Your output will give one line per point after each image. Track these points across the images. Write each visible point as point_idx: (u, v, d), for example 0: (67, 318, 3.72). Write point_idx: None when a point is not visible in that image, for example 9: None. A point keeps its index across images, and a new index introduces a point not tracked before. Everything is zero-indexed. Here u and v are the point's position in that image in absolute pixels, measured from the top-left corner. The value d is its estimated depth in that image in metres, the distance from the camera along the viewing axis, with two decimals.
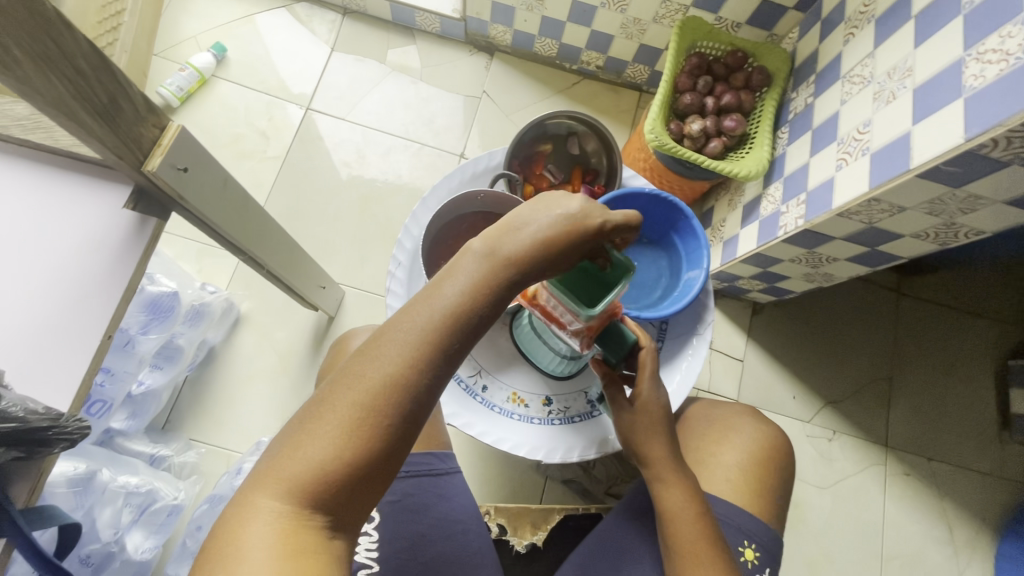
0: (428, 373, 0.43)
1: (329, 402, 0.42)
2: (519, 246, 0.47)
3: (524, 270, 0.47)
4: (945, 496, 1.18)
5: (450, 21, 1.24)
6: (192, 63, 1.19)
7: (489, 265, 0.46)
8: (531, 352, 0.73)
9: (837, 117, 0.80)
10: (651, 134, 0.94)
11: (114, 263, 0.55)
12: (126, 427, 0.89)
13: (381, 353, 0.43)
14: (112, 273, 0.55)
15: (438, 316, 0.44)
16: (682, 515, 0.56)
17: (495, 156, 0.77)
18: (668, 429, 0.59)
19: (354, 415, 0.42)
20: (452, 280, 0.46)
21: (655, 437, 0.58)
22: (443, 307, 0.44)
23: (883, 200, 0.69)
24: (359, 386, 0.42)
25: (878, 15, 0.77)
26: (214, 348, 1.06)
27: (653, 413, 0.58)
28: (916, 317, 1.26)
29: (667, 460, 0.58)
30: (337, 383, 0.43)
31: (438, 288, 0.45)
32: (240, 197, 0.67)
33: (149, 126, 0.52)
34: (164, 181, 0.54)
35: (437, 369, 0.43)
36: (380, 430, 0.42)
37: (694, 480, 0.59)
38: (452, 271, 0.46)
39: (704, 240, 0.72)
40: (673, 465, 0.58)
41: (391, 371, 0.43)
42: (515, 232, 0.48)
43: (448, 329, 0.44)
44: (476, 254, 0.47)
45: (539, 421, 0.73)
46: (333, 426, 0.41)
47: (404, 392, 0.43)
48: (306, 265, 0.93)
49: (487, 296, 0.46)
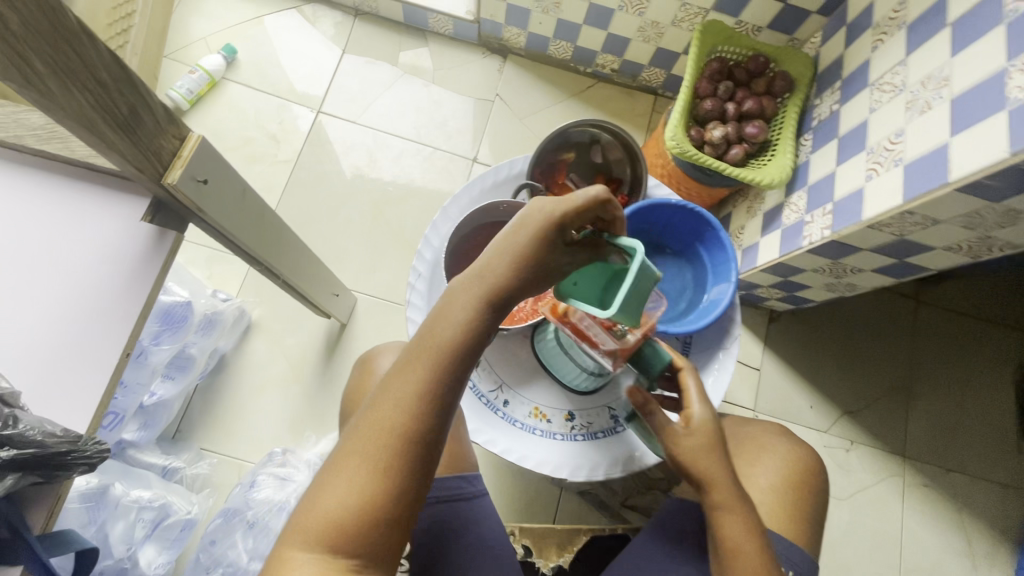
0: (441, 402, 0.44)
1: (348, 454, 0.42)
2: (508, 266, 0.45)
3: (517, 288, 0.46)
4: (963, 507, 1.17)
5: (463, 23, 1.22)
6: (202, 66, 1.17)
7: (485, 288, 0.45)
8: (554, 366, 0.71)
9: (866, 126, 0.78)
10: (672, 141, 0.93)
11: (132, 278, 0.53)
12: (137, 438, 0.88)
13: (392, 396, 0.43)
14: (129, 287, 0.53)
15: (440, 350, 0.44)
16: (744, 550, 0.52)
17: (516, 164, 0.76)
18: (726, 454, 0.55)
19: (377, 460, 0.42)
20: (447, 313, 0.45)
21: (715, 463, 0.54)
22: (445, 339, 0.44)
23: (917, 213, 0.67)
24: (376, 432, 0.42)
25: (910, 21, 0.75)
26: (225, 355, 1.05)
27: (707, 437, 0.55)
28: (934, 325, 1.24)
29: (729, 488, 0.54)
30: (351, 435, 0.43)
31: (434, 323, 0.45)
32: (257, 208, 0.66)
33: (169, 138, 0.50)
34: (185, 194, 0.52)
35: (450, 394, 0.44)
36: (405, 467, 0.42)
37: (754, 510, 0.54)
38: (445, 305, 0.46)
39: (732, 253, 0.70)
40: (735, 493, 0.54)
41: (402, 412, 0.43)
42: (506, 251, 0.46)
43: (453, 357, 0.44)
44: (465, 284, 0.46)
45: (561, 437, 0.71)
46: (355, 476, 0.41)
47: (421, 423, 0.43)
48: (319, 273, 0.91)
49: (487, 321, 0.45)
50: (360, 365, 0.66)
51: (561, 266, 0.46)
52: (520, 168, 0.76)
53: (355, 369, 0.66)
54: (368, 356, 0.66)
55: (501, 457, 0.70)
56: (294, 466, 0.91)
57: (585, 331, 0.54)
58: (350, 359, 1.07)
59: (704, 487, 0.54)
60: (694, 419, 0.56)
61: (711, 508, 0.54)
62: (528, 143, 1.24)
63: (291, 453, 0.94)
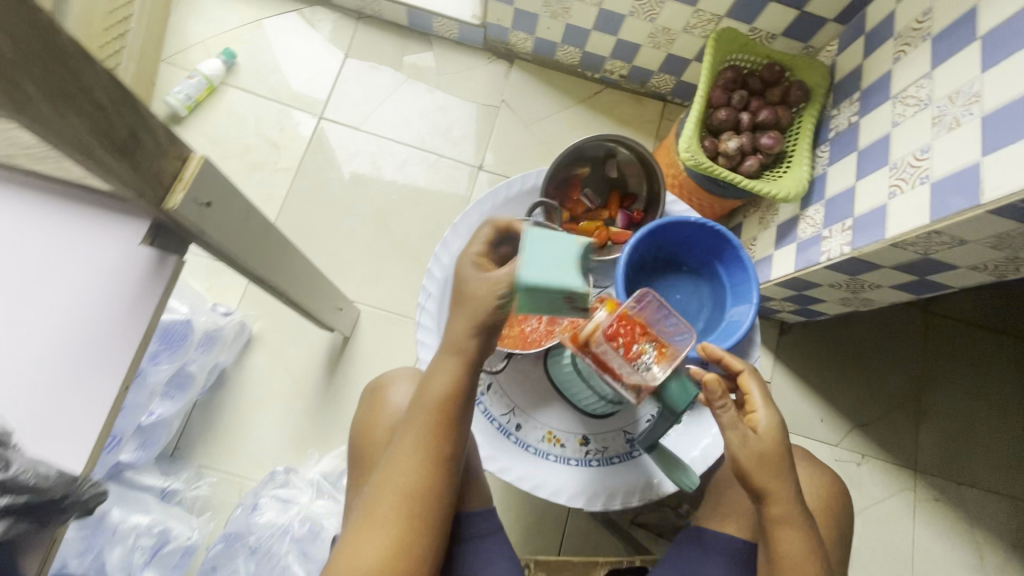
0: (451, 452, 0.52)
1: (377, 512, 0.50)
2: (469, 331, 0.50)
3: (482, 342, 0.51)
4: (976, 522, 1.14)
5: (469, 27, 1.19)
6: (201, 71, 1.14)
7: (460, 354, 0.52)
8: (569, 390, 0.69)
9: (888, 140, 0.76)
10: (686, 152, 0.90)
11: (131, 308, 0.50)
12: (136, 459, 0.84)
13: (406, 458, 0.51)
14: (127, 317, 0.50)
15: (439, 412, 0.52)
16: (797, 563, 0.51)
17: (530, 177, 0.74)
18: (789, 466, 0.52)
19: (406, 511, 0.50)
20: (437, 380, 0.52)
21: (779, 477, 0.51)
22: (441, 403, 0.52)
23: (945, 233, 0.65)
24: (400, 489, 0.51)
25: (936, 33, 0.73)
26: (225, 370, 1.02)
27: (776, 444, 0.51)
28: (947, 336, 1.20)
29: (791, 506, 0.51)
30: (376, 494, 0.51)
31: (427, 390, 0.52)
32: (261, 226, 0.63)
33: (169, 159, 0.47)
34: (187, 218, 0.49)
35: (454, 446, 0.53)
36: (430, 510, 0.51)
37: (813, 526, 0.52)
38: (434, 374, 0.53)
39: (753, 273, 0.68)
40: (796, 509, 0.51)
41: (415, 470, 0.51)
42: (465, 316, 0.50)
43: (452, 415, 0.52)
44: (445, 352, 0.53)
45: (576, 462, 0.69)
46: (388, 528, 0.50)
47: (432, 473, 0.52)
48: (322, 287, 0.88)
49: (472, 380, 0.53)
50: (371, 394, 0.65)
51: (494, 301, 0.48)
52: (534, 182, 0.74)
53: (365, 399, 0.65)
54: (381, 384, 0.65)
55: (515, 485, 0.67)
56: (296, 487, 0.89)
57: (608, 362, 0.52)
58: (353, 374, 1.04)
59: (763, 500, 0.51)
60: (765, 426, 0.52)
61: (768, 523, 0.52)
62: (534, 150, 1.21)
63: (294, 472, 0.92)
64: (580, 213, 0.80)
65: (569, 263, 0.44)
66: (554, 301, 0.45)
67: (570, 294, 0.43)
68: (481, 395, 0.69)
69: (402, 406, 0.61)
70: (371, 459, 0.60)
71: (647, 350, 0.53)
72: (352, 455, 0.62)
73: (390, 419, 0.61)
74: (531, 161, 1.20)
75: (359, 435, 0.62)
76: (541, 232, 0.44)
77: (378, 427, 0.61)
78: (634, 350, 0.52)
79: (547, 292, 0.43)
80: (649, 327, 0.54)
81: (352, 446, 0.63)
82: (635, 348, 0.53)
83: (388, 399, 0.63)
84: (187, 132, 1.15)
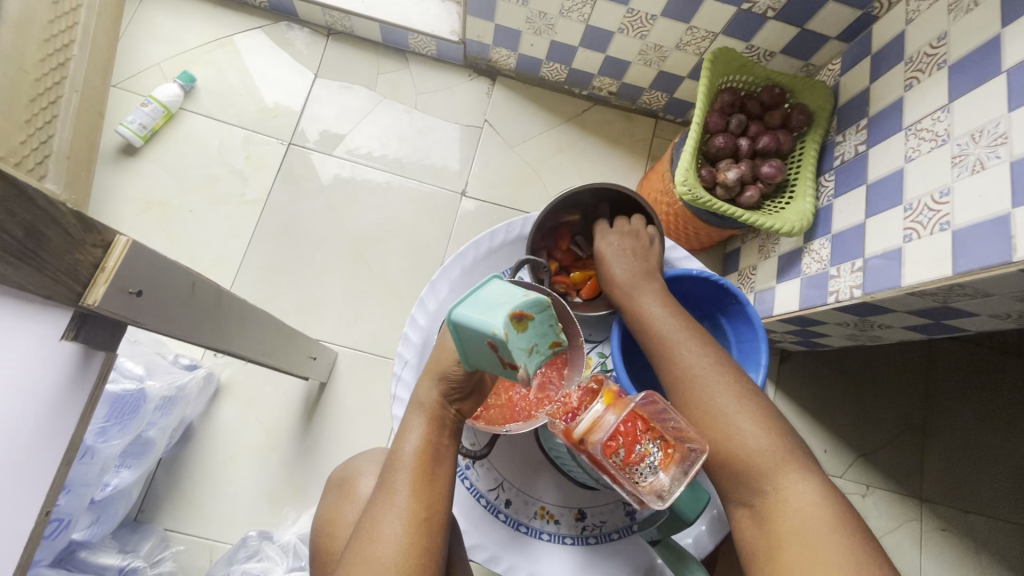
0: (430, 512, 0.48)
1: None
2: (434, 386, 0.51)
3: (450, 395, 0.51)
4: (986, 554, 1.08)
5: (448, 44, 1.11)
6: (156, 97, 1.06)
7: (428, 410, 0.51)
8: (562, 464, 0.62)
9: (901, 177, 0.70)
10: (682, 185, 0.84)
11: (50, 428, 0.45)
12: (88, 536, 0.78)
13: (381, 522, 0.47)
14: (44, 439, 0.45)
15: (414, 472, 0.49)
16: (646, 314, 0.60)
17: (515, 227, 0.69)
18: (634, 252, 0.66)
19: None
20: (407, 439, 0.51)
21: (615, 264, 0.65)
22: (413, 460, 0.49)
23: (968, 286, 0.59)
24: (378, 558, 0.45)
25: (952, 61, 0.67)
26: (192, 424, 0.95)
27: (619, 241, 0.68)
28: (949, 358, 1.15)
29: (636, 274, 0.64)
30: (349, 571, 0.45)
31: (398, 450, 0.50)
32: (210, 299, 0.56)
33: (85, 249, 0.40)
34: (112, 311, 0.42)
35: (434, 506, 0.48)
36: None
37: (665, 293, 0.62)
38: (404, 433, 0.51)
39: (760, 332, 0.62)
40: (646, 275, 0.63)
41: (394, 539, 0.46)
42: (430, 373, 0.52)
43: (426, 472, 0.49)
44: (413, 413, 0.52)
45: (572, 540, 0.63)
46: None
47: (416, 542, 0.46)
48: (291, 339, 0.81)
49: (443, 441, 0.51)
50: (339, 487, 0.61)
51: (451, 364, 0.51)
52: (519, 231, 0.69)
53: (334, 492, 0.62)
54: (348, 476, 0.62)
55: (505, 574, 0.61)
56: (269, 558, 0.83)
57: (605, 465, 0.48)
58: (330, 423, 0.97)
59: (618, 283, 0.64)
60: (609, 238, 0.68)
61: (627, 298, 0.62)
62: (519, 174, 1.14)
63: (268, 539, 0.86)
64: (567, 263, 0.74)
65: (500, 307, 0.42)
66: (480, 343, 0.43)
67: (483, 333, 0.41)
68: (466, 469, 0.63)
69: (369, 496, 0.58)
70: (334, 555, 0.56)
71: (651, 451, 0.48)
72: (316, 555, 0.59)
73: (352, 513, 0.57)
74: (516, 186, 1.13)
75: (322, 531, 0.59)
76: (498, 283, 0.45)
77: (345, 516, 0.58)
78: (637, 451, 0.48)
79: (468, 327, 0.42)
80: (652, 422, 0.50)
81: (316, 543, 0.59)
82: (637, 450, 0.48)
83: (357, 490, 0.59)
84: (146, 164, 1.07)
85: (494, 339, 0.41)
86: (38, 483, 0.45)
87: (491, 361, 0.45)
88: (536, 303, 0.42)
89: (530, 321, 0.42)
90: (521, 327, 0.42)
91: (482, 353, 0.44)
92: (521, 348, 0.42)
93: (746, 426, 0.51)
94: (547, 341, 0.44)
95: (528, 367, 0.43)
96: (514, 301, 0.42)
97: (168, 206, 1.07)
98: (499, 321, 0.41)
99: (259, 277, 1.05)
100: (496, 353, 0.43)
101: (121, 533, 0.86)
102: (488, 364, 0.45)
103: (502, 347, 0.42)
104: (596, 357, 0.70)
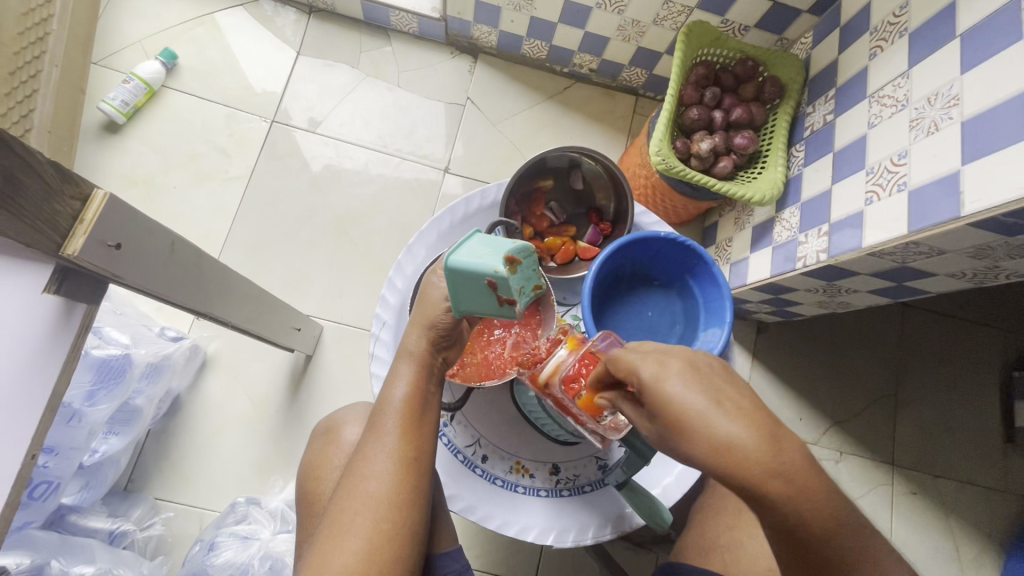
0: (418, 452, 0.50)
1: (344, 523, 0.46)
2: (422, 335, 0.54)
3: (437, 345, 0.54)
4: (953, 515, 1.12)
5: (429, 21, 1.12)
6: (137, 74, 1.06)
7: (415, 359, 0.53)
8: (536, 419, 0.65)
9: (864, 142, 0.73)
10: (657, 156, 0.85)
11: (36, 376, 0.46)
12: (78, 501, 0.80)
13: (372, 460, 0.49)
14: (28, 386, 0.46)
15: (403, 416, 0.51)
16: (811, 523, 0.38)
17: (490, 193, 0.70)
18: (718, 397, 0.38)
19: (377, 515, 0.47)
20: (396, 386, 0.52)
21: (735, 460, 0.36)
22: (402, 404, 0.51)
23: (923, 243, 0.62)
24: (368, 492, 0.47)
25: (913, 28, 0.69)
26: (180, 395, 0.96)
27: (683, 386, 0.38)
28: (922, 330, 1.18)
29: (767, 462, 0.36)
30: (342, 506, 0.47)
31: (387, 396, 0.52)
32: (190, 258, 0.57)
33: (65, 200, 0.42)
34: (91, 263, 0.44)
35: (422, 447, 0.51)
36: (404, 513, 0.48)
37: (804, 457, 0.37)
38: (393, 380, 0.53)
39: (726, 290, 0.64)
40: (774, 440, 0.36)
41: (386, 475, 0.48)
42: (416, 324, 0.54)
43: (415, 415, 0.51)
44: (401, 361, 0.54)
45: (546, 493, 0.65)
46: (359, 536, 0.46)
47: (408, 478, 0.49)
48: (274, 308, 0.82)
49: (429, 387, 0.53)
50: (322, 437, 0.64)
51: (439, 316, 0.53)
52: (494, 197, 0.71)
53: (317, 442, 0.64)
54: (332, 426, 0.64)
55: (481, 524, 0.64)
56: (257, 522, 0.85)
57: (568, 406, 0.50)
58: (315, 393, 0.99)
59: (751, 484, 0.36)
60: (671, 388, 0.38)
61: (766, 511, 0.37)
62: (500, 150, 1.15)
63: (256, 504, 0.88)
64: (545, 229, 0.78)
65: (496, 252, 0.47)
66: (478, 285, 0.47)
67: (483, 273, 0.46)
68: (444, 426, 0.65)
69: (352, 443, 0.60)
70: (319, 499, 0.59)
71: None
72: (301, 501, 0.61)
73: (338, 459, 0.60)
74: (498, 162, 1.15)
75: (306, 479, 0.61)
76: (484, 235, 0.50)
77: (326, 465, 0.60)
78: None
79: (467, 270, 0.47)
80: None
81: (301, 490, 0.62)
82: None
83: (340, 439, 0.62)
84: (129, 141, 1.08)
85: (493, 278, 0.46)
86: (25, 428, 0.47)
87: (484, 304, 0.49)
88: (525, 247, 0.48)
89: (522, 263, 0.47)
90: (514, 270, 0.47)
91: (479, 296, 0.48)
92: (516, 286, 0.47)
93: None
94: (532, 284, 0.49)
95: (522, 304, 0.48)
96: (507, 246, 0.47)
97: (152, 182, 1.08)
98: (498, 262, 0.45)
99: (244, 252, 1.07)
100: (494, 292, 0.48)
101: (110, 500, 0.88)
102: (481, 307, 0.50)
103: (502, 285, 0.46)
104: (569, 318, 0.71)
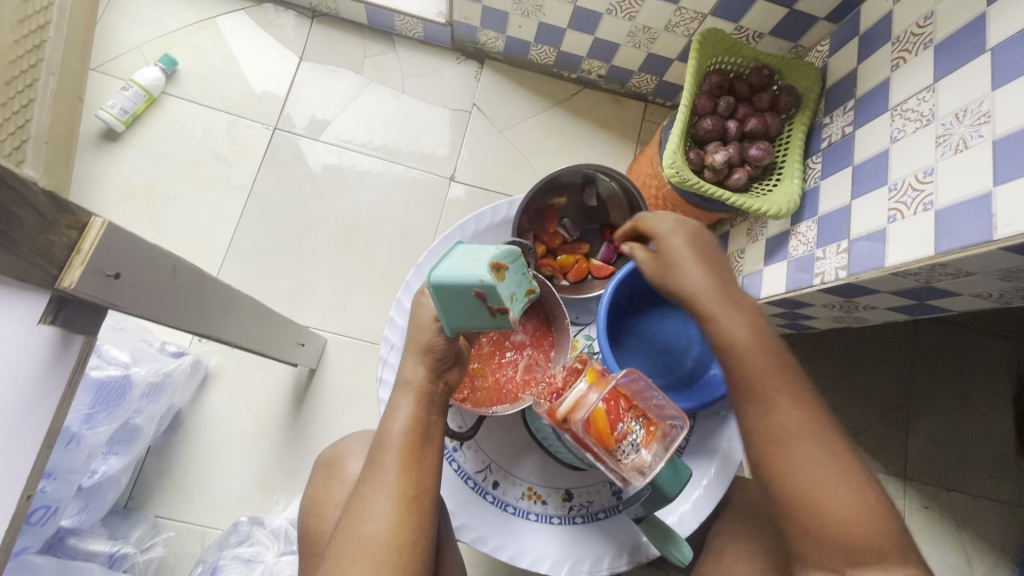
0: (419, 490, 0.48)
1: (344, 569, 0.45)
2: (419, 362, 0.51)
3: (436, 372, 0.51)
4: (966, 530, 1.10)
5: (435, 26, 1.10)
6: (136, 80, 1.04)
7: (414, 391, 0.51)
8: (548, 444, 0.63)
9: (887, 158, 0.70)
10: (670, 168, 0.83)
11: (34, 412, 0.44)
12: (77, 523, 0.78)
13: (371, 502, 0.47)
14: (22, 424, 0.44)
15: (403, 453, 0.49)
16: (743, 342, 0.49)
17: (500, 209, 0.69)
18: (704, 254, 0.54)
19: (377, 561, 0.45)
20: (395, 419, 0.50)
21: (693, 280, 0.52)
22: (402, 438, 0.49)
23: (951, 265, 0.60)
24: (369, 536, 0.46)
25: (938, 40, 0.67)
26: (180, 412, 0.94)
27: (683, 241, 0.55)
28: (935, 342, 1.16)
29: (715, 292, 0.52)
30: (341, 549, 0.46)
31: (386, 430, 0.50)
32: (191, 281, 0.55)
33: (60, 230, 0.39)
34: (90, 294, 0.42)
35: (422, 484, 0.49)
36: (404, 557, 0.46)
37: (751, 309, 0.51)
38: (392, 413, 0.50)
39: None
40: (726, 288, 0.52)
41: (386, 516, 0.46)
42: (411, 350, 0.51)
43: (415, 450, 0.49)
44: (400, 393, 0.51)
45: (559, 520, 0.63)
46: None
47: (408, 519, 0.47)
48: (278, 325, 0.80)
49: (430, 419, 0.51)
50: (327, 468, 0.62)
51: (436, 340, 0.50)
52: (505, 214, 0.69)
53: (322, 473, 0.62)
54: (336, 458, 0.63)
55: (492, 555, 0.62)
56: (260, 543, 0.84)
57: (590, 444, 0.48)
58: (319, 408, 0.97)
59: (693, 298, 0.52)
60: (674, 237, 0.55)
61: (708, 317, 0.51)
62: (507, 158, 1.13)
63: (258, 524, 0.86)
64: (557, 246, 0.76)
65: (478, 261, 0.45)
66: (466, 298, 0.45)
67: (470, 284, 0.44)
68: (454, 451, 0.63)
69: (356, 477, 0.59)
70: (322, 535, 0.57)
71: (634, 429, 0.50)
72: (304, 535, 0.59)
73: (341, 493, 0.58)
74: (504, 170, 1.12)
75: (310, 513, 0.59)
76: (466, 246, 0.48)
77: (331, 499, 0.58)
78: (620, 429, 0.49)
79: (452, 284, 0.45)
80: (635, 400, 0.51)
81: (304, 524, 0.60)
82: (621, 427, 0.49)
83: (345, 471, 0.60)
84: (129, 149, 1.06)
85: (481, 288, 0.44)
86: (18, 468, 0.45)
87: (474, 317, 0.47)
88: (509, 252, 0.46)
89: (507, 269, 0.46)
90: (501, 277, 0.45)
91: (468, 309, 0.46)
92: (506, 293, 0.45)
93: (838, 487, 0.45)
94: (524, 289, 0.48)
95: (515, 312, 0.46)
96: (490, 254, 0.45)
97: (152, 192, 1.05)
98: (483, 271, 0.44)
99: (245, 264, 1.04)
100: (483, 303, 0.46)
101: (110, 520, 0.86)
102: (473, 321, 0.48)
103: (491, 295, 0.44)
104: (582, 339, 0.70)
